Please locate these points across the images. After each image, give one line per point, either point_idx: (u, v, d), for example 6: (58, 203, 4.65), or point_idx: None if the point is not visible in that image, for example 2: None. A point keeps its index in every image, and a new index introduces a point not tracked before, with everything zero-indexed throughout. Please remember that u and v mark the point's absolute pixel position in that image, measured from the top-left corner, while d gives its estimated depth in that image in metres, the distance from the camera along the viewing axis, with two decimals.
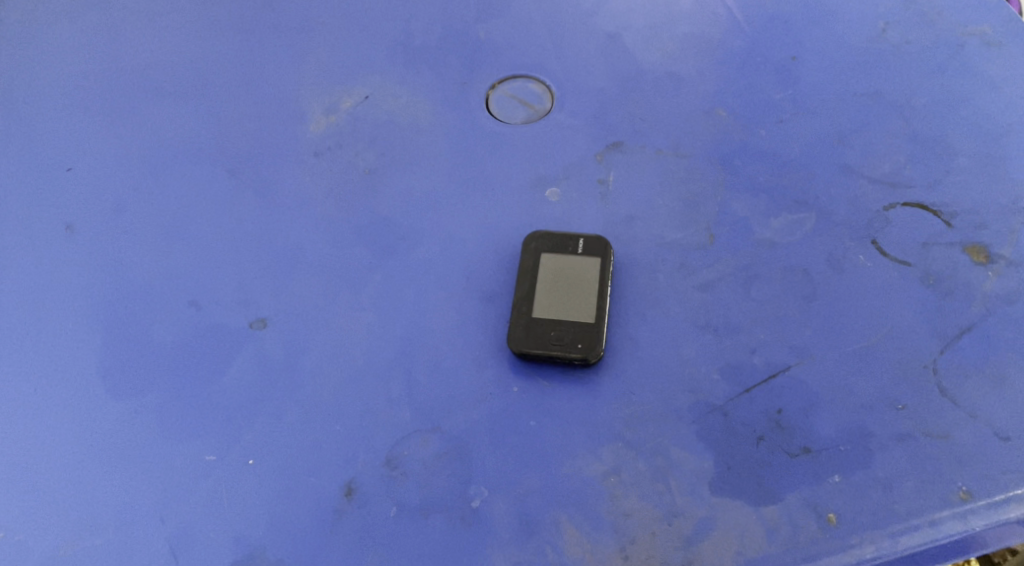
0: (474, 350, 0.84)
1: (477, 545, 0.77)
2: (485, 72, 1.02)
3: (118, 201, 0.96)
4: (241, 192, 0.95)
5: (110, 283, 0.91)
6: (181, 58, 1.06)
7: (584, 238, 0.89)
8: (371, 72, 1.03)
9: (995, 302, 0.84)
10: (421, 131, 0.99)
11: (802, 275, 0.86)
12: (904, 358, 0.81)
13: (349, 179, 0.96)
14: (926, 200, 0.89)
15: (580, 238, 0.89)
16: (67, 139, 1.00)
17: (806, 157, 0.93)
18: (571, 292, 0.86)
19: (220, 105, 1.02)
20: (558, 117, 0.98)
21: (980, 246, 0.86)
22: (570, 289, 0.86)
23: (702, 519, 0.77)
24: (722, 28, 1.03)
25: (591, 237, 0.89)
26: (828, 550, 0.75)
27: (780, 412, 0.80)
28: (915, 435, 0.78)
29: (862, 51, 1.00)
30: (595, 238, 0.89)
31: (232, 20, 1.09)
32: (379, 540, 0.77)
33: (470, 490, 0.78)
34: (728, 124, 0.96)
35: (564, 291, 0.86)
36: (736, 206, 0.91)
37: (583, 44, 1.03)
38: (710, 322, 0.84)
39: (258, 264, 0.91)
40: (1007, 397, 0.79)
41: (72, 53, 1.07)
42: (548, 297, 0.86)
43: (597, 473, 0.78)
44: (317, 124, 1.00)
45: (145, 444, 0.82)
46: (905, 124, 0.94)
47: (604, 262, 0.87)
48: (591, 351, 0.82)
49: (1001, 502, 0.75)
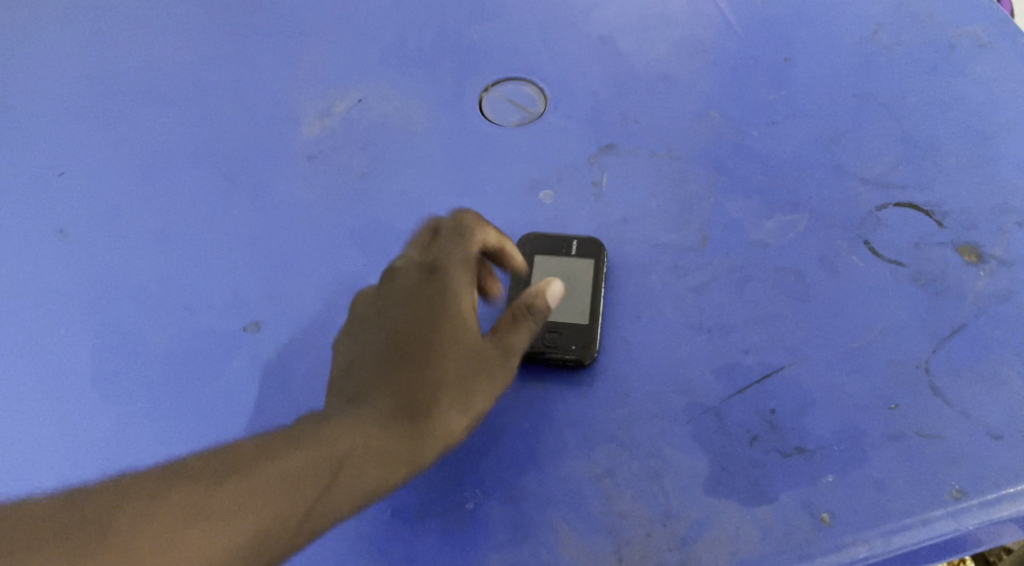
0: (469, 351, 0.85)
1: (472, 547, 0.78)
2: (478, 73, 1.02)
3: (111, 206, 0.96)
4: (235, 196, 0.96)
5: (105, 287, 0.90)
6: (172, 61, 1.06)
7: (578, 240, 0.89)
8: (365, 75, 1.03)
9: (987, 302, 0.84)
10: (414, 134, 0.99)
11: (795, 275, 0.87)
12: (897, 358, 0.82)
13: (342, 184, 0.96)
14: (918, 200, 0.90)
15: (574, 240, 0.89)
16: (59, 144, 1.00)
17: (798, 159, 0.93)
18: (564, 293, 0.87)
19: (213, 109, 1.02)
20: (553, 122, 0.98)
21: (972, 247, 0.87)
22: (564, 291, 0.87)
23: (696, 520, 0.77)
24: (716, 29, 1.02)
25: (585, 239, 0.90)
26: (821, 550, 0.75)
27: (773, 413, 0.80)
28: (908, 434, 0.78)
29: (855, 52, 0.99)
30: (589, 241, 0.89)
31: (223, 23, 1.08)
32: (375, 543, 0.79)
33: (466, 492, 0.80)
34: (721, 125, 0.96)
35: None
36: (729, 207, 0.91)
37: (575, 46, 1.03)
38: (703, 323, 0.85)
39: (252, 269, 0.91)
40: (999, 397, 0.79)
41: (66, 57, 1.07)
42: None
43: (591, 475, 0.79)
44: (310, 128, 1.00)
45: (140, 450, 0.82)
46: (898, 124, 0.94)
47: (598, 264, 0.88)
48: (586, 353, 0.83)
49: (994, 500, 0.75)
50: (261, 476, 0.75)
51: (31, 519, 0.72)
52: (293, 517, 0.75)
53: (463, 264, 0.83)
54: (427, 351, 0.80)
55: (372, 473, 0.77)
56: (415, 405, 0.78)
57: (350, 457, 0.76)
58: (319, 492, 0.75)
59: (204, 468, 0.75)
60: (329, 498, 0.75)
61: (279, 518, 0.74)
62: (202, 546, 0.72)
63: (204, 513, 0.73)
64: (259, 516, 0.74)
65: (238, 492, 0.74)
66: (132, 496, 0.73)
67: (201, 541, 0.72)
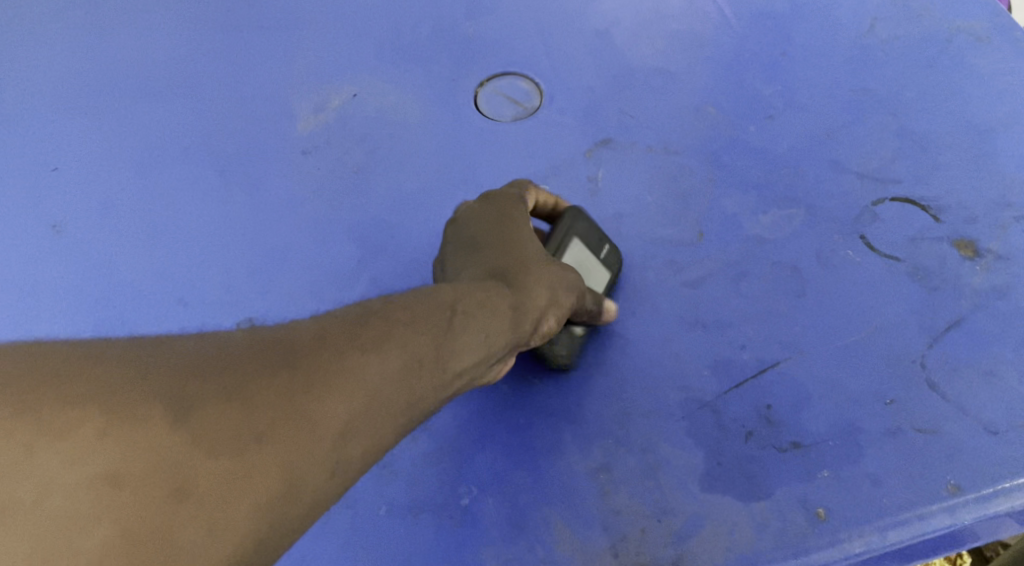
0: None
1: (467, 542, 0.78)
2: (473, 68, 1.01)
3: (105, 201, 0.95)
4: (229, 191, 0.95)
5: (100, 283, 0.91)
6: (166, 56, 1.05)
7: (609, 246, 0.86)
8: (359, 70, 1.03)
9: (983, 297, 0.84)
10: (409, 130, 0.98)
11: (791, 270, 0.86)
12: (893, 353, 0.81)
13: (337, 179, 0.95)
14: (914, 194, 0.89)
15: (607, 245, 0.86)
16: (52, 138, 1.00)
17: (795, 154, 0.93)
18: None
19: (207, 104, 1.01)
20: (548, 116, 0.97)
21: (968, 241, 0.86)
22: None
23: (691, 515, 0.77)
24: (713, 23, 1.02)
25: (615, 250, 0.86)
26: (816, 545, 0.75)
27: (769, 408, 0.80)
28: (904, 429, 0.78)
29: (852, 46, 0.99)
30: (617, 254, 0.86)
31: (217, 17, 1.07)
32: (368, 539, 0.78)
33: (460, 488, 0.80)
34: (717, 119, 0.96)
35: None
36: (725, 201, 0.91)
37: (571, 41, 1.02)
38: (699, 318, 0.85)
39: (246, 264, 0.91)
40: (995, 392, 0.79)
41: (58, 52, 1.06)
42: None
43: (586, 470, 0.79)
44: (305, 123, 0.99)
45: None
46: (894, 119, 0.94)
47: (614, 282, 0.86)
48: (564, 360, 0.83)
49: (990, 495, 0.75)
50: (386, 327, 0.66)
51: (126, 369, 0.57)
52: (424, 367, 0.66)
53: (521, 203, 0.82)
54: (508, 238, 0.77)
55: (483, 325, 0.70)
56: (509, 273, 0.75)
57: (462, 300, 0.70)
58: (440, 338, 0.68)
59: (322, 324, 0.64)
60: (457, 342, 0.69)
61: (410, 370, 0.65)
62: (329, 404, 0.61)
63: (329, 359, 0.62)
64: (390, 364, 0.64)
65: (360, 341, 0.64)
66: (234, 355, 0.60)
67: (339, 388, 0.61)
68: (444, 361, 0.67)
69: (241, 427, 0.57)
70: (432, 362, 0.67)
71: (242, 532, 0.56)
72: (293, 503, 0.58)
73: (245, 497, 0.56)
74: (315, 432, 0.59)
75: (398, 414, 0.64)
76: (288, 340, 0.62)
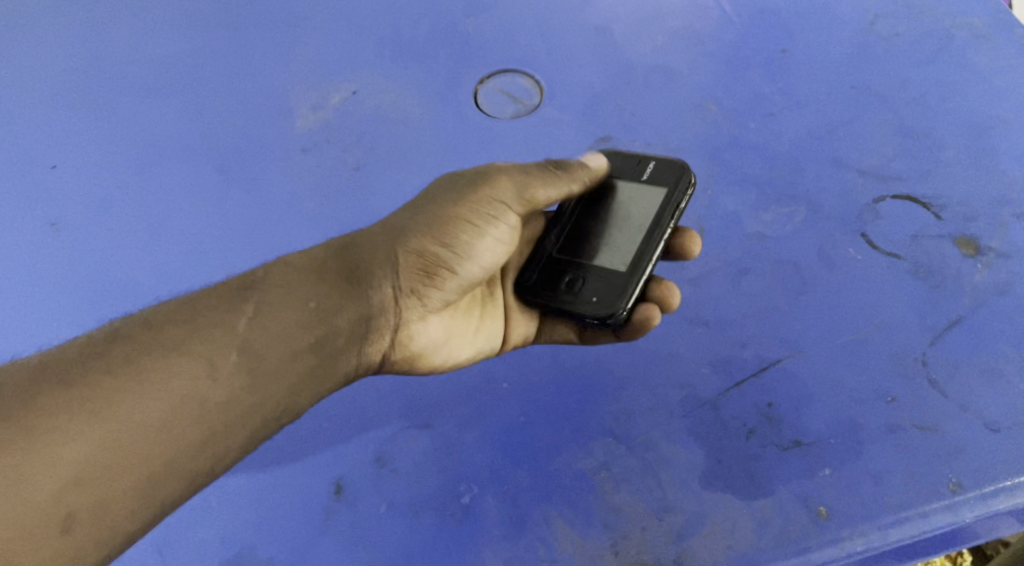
0: (552, 335, 0.85)
1: (467, 541, 0.78)
2: (473, 66, 1.01)
3: (104, 199, 0.95)
4: (228, 189, 0.95)
5: (99, 282, 0.91)
6: (164, 54, 1.05)
7: (656, 161, 0.83)
8: (359, 67, 1.02)
9: (985, 294, 0.83)
10: (408, 127, 0.98)
11: (792, 268, 0.86)
12: (894, 351, 0.81)
13: (336, 177, 0.95)
14: (915, 192, 0.89)
15: (652, 161, 0.83)
16: (50, 137, 1.00)
17: (796, 151, 0.93)
18: (621, 227, 0.82)
19: (205, 102, 1.01)
20: (549, 114, 0.97)
21: (969, 239, 0.86)
22: (619, 227, 0.82)
23: (692, 513, 0.77)
24: (713, 20, 1.01)
25: (665, 161, 0.82)
26: (818, 543, 0.75)
27: (770, 406, 0.80)
28: (905, 427, 0.78)
29: (853, 43, 0.99)
30: (669, 165, 0.82)
31: (215, 13, 1.07)
32: (368, 538, 0.78)
33: (461, 486, 0.79)
34: (717, 116, 0.95)
35: (614, 225, 0.82)
36: (725, 199, 0.91)
37: (572, 38, 1.02)
38: (700, 316, 0.85)
39: (245, 263, 0.91)
40: (997, 389, 0.79)
41: (56, 51, 1.06)
42: (607, 239, 0.82)
43: (587, 469, 0.79)
44: (304, 121, 0.99)
45: None
46: (896, 116, 0.94)
47: (670, 194, 0.80)
48: (614, 304, 0.77)
49: (991, 493, 0.75)
50: (154, 361, 0.68)
51: None
52: (230, 360, 0.70)
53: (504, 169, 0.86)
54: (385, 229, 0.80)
55: (283, 327, 0.73)
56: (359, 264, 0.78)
57: (261, 305, 0.73)
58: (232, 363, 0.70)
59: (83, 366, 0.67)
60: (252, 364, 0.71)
61: (214, 363, 0.70)
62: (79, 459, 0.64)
63: (129, 364, 0.67)
64: (191, 358, 0.69)
65: (160, 341, 0.69)
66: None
67: (140, 388, 0.67)
68: (250, 351, 0.71)
69: (41, 433, 0.63)
70: (218, 389, 0.69)
71: (56, 526, 0.63)
72: (95, 508, 0.64)
73: (54, 492, 0.63)
74: (59, 486, 0.63)
75: (213, 403, 0.69)
76: (85, 350, 0.69)
